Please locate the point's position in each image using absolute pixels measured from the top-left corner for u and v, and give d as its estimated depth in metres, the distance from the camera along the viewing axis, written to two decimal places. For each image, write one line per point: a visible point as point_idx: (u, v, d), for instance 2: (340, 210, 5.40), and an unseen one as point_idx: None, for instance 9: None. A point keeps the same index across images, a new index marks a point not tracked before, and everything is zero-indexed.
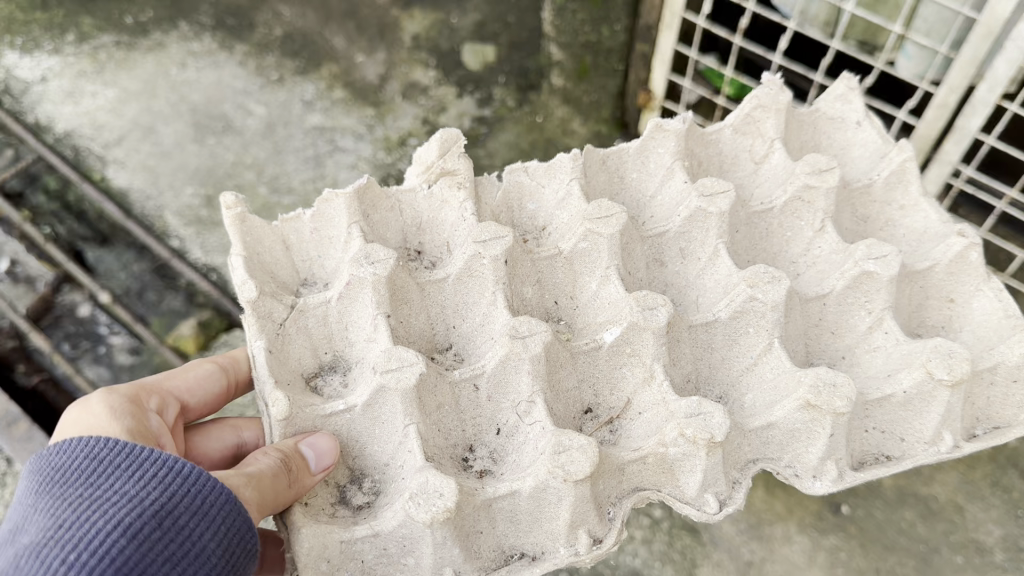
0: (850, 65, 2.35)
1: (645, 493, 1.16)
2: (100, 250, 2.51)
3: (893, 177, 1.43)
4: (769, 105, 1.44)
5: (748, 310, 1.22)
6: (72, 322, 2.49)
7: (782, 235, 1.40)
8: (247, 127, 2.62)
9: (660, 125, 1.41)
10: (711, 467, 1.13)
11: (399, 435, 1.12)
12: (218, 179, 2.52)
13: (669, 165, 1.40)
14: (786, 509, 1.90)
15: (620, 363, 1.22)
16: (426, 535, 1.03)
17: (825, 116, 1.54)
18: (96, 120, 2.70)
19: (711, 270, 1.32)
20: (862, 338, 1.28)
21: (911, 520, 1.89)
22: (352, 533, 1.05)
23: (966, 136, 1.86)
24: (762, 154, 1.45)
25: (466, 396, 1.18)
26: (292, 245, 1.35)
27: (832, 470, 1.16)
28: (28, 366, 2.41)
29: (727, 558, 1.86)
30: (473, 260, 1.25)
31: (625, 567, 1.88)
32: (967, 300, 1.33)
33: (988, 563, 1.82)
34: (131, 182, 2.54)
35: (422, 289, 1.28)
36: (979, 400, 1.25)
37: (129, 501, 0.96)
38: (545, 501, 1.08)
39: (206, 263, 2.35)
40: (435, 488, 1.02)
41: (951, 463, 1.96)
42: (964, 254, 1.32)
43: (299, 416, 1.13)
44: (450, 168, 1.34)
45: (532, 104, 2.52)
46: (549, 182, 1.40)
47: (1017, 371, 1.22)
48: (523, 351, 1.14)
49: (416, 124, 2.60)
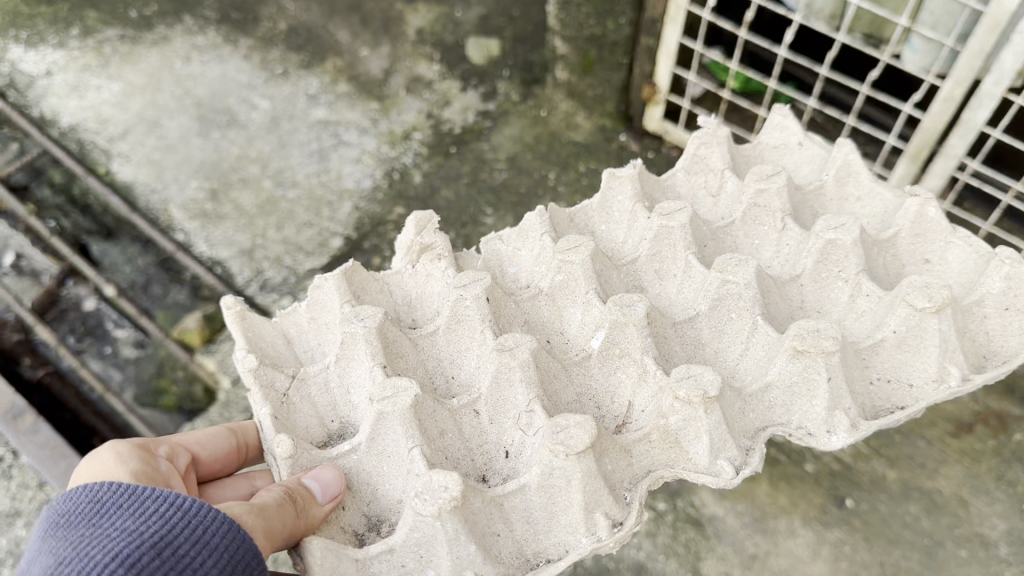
0: (856, 58, 2.35)
1: (659, 474, 1.15)
2: (105, 244, 2.52)
3: (841, 174, 1.42)
4: (711, 140, 1.46)
5: (725, 297, 1.23)
6: (76, 316, 2.50)
7: (751, 246, 1.38)
8: (252, 121, 2.62)
9: (614, 173, 1.43)
10: (719, 428, 1.10)
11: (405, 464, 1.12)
12: (223, 173, 2.50)
13: (632, 209, 1.40)
14: (790, 502, 1.91)
15: (615, 369, 1.22)
16: (438, 532, 1.02)
17: (769, 146, 1.53)
18: (100, 113, 2.69)
19: (688, 283, 1.30)
20: (846, 310, 1.26)
21: (915, 514, 1.89)
22: (367, 552, 1.06)
23: (971, 130, 1.83)
24: (718, 188, 1.46)
25: (468, 422, 1.19)
26: (293, 339, 1.37)
27: (843, 419, 1.13)
28: (33, 360, 2.41)
29: (731, 551, 1.85)
30: (457, 305, 1.24)
31: (629, 561, 1.86)
32: (942, 256, 1.30)
33: (992, 556, 1.82)
34: (136, 176, 2.52)
35: (416, 344, 1.28)
36: (978, 336, 1.23)
37: (129, 535, 0.94)
38: (554, 488, 1.08)
39: (211, 257, 2.33)
40: (440, 483, 1.02)
41: (956, 457, 1.96)
42: (923, 212, 1.31)
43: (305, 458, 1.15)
44: (427, 244, 1.35)
45: (536, 98, 2.55)
46: (523, 244, 1.41)
47: (1005, 298, 1.20)
48: (512, 360, 1.15)
49: (420, 118, 2.58)
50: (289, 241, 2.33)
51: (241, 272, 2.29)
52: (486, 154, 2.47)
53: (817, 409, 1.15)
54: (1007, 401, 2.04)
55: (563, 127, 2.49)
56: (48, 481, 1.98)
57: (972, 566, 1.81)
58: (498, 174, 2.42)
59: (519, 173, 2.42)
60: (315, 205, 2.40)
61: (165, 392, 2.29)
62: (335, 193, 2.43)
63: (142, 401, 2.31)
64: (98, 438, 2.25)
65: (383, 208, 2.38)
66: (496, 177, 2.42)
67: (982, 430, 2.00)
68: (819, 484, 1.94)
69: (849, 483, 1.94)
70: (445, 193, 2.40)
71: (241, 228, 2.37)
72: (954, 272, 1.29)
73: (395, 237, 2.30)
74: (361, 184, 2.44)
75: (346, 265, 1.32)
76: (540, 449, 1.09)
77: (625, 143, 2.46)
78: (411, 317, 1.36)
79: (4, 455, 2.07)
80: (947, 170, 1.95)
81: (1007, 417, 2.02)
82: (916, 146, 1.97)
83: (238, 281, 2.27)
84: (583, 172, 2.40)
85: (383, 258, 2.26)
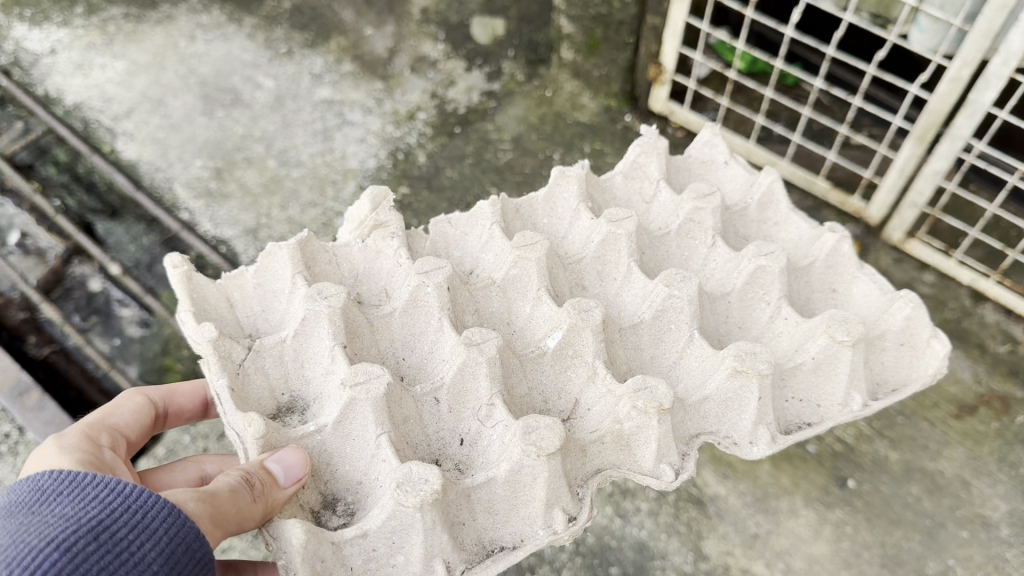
0: (862, 37, 2.35)
1: (607, 473, 1.19)
2: (110, 223, 2.52)
3: (764, 198, 1.49)
4: (651, 149, 1.49)
5: (668, 309, 1.26)
6: (82, 295, 2.51)
7: (681, 253, 1.42)
8: (256, 101, 2.62)
9: (563, 172, 1.45)
10: (665, 438, 1.15)
11: (371, 448, 1.12)
12: (228, 152, 2.50)
13: (576, 208, 1.42)
14: (792, 482, 1.92)
15: (566, 366, 1.24)
16: (416, 522, 1.02)
17: (696, 160, 1.57)
18: (106, 92, 2.68)
19: (628, 285, 1.33)
20: (766, 327, 1.32)
21: (917, 495, 1.89)
22: (341, 535, 1.05)
23: (978, 110, 1.81)
24: (652, 195, 1.48)
25: (428, 408, 1.20)
26: (234, 304, 1.31)
27: (766, 434, 1.20)
28: (39, 338, 2.42)
29: (733, 530, 1.86)
30: (417, 290, 1.25)
31: (631, 538, 1.86)
32: (848, 287, 1.38)
33: (993, 538, 1.83)
34: (140, 154, 2.51)
35: (372, 328, 1.27)
36: (874, 365, 1.32)
37: (66, 520, 0.90)
38: (520, 483, 1.09)
39: (215, 236, 2.32)
40: (419, 475, 1.03)
41: (958, 439, 1.97)
42: (838, 247, 1.39)
43: (273, 436, 1.12)
44: (381, 220, 1.36)
45: (541, 79, 2.57)
46: (472, 228, 1.41)
47: (902, 334, 1.30)
48: (480, 356, 1.16)
49: (424, 98, 2.58)
50: (294, 221, 2.33)
51: (246, 251, 2.28)
52: (491, 134, 2.47)
53: (742, 422, 1.21)
54: (1010, 383, 2.04)
55: (568, 107, 2.49)
56: None
57: (973, 548, 1.82)
58: (502, 154, 2.42)
59: (524, 153, 2.42)
60: (320, 184, 2.40)
61: (170, 370, 2.29)
62: (339, 172, 2.43)
63: (147, 379, 2.32)
64: None
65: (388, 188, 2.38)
66: (500, 157, 2.41)
67: (984, 412, 2.00)
68: (821, 465, 1.94)
69: (851, 464, 1.95)
70: (449, 172, 2.39)
71: (245, 207, 2.37)
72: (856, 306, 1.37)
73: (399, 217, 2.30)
74: (365, 164, 2.44)
75: (302, 234, 1.32)
76: (507, 444, 1.10)
77: (630, 124, 2.46)
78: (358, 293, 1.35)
79: (10, 432, 2.08)
80: (953, 152, 1.92)
81: (1010, 399, 2.02)
82: (923, 128, 1.95)
83: (243, 261, 2.26)
84: (588, 152, 2.40)
85: None
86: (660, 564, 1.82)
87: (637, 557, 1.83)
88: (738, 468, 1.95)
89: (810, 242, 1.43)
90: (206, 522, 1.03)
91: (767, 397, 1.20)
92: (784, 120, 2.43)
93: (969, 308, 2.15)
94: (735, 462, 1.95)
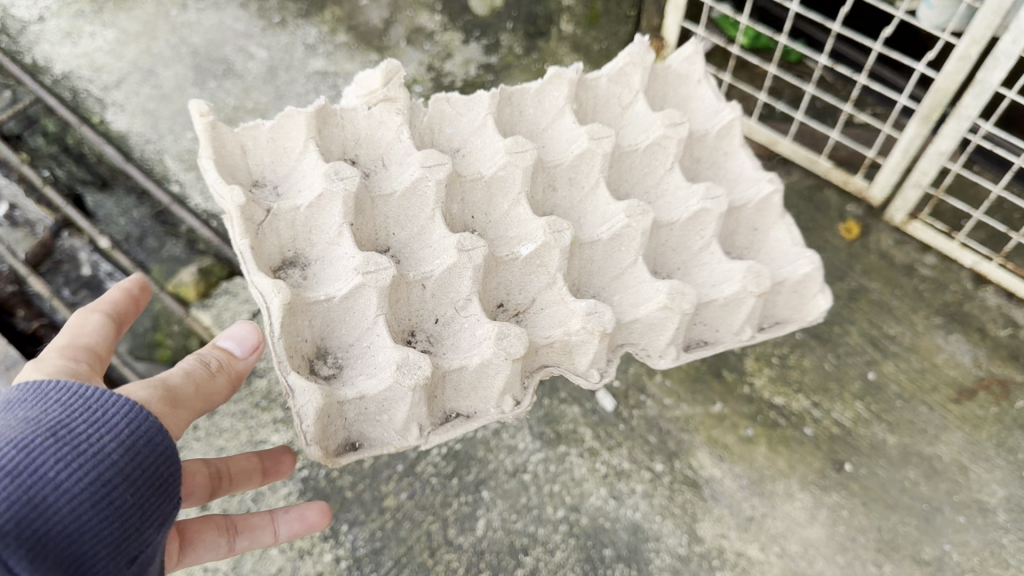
0: (868, 14, 2.30)
1: (548, 368, 1.39)
2: (100, 195, 2.48)
3: (723, 130, 1.65)
4: (638, 61, 1.61)
5: (623, 234, 1.42)
6: (71, 269, 2.47)
7: (640, 169, 1.58)
8: (249, 71, 2.56)
9: (558, 72, 1.55)
10: (601, 350, 1.35)
11: (370, 322, 1.26)
12: (220, 124, 2.45)
13: (562, 107, 1.55)
14: (788, 465, 1.90)
15: (532, 271, 1.39)
16: (405, 397, 1.19)
17: (675, 73, 1.71)
18: (95, 62, 2.61)
19: (591, 199, 1.50)
20: (695, 256, 1.52)
21: (914, 479, 1.88)
22: (343, 395, 1.19)
23: (986, 90, 1.77)
24: (629, 102, 1.62)
25: (416, 292, 1.32)
26: (252, 160, 1.39)
27: (673, 351, 1.43)
28: (28, 312, 2.37)
29: (728, 513, 1.85)
30: (418, 181, 1.36)
31: (625, 520, 1.84)
32: (768, 228, 1.61)
33: (990, 523, 1.82)
34: (131, 126, 2.46)
35: (373, 205, 1.38)
36: (772, 305, 1.54)
37: (25, 422, 0.94)
38: (485, 373, 1.27)
39: (205, 209, 2.30)
40: (412, 361, 1.20)
41: (956, 423, 1.94)
42: (770, 198, 1.58)
43: (328, 405, 1.17)
44: (392, 96, 1.42)
45: (540, 52, 2.49)
46: (468, 111, 1.51)
47: (798, 285, 1.51)
48: (469, 262, 1.30)
49: (420, 70, 2.53)
50: None
51: None
52: None
53: (659, 339, 1.42)
54: (1010, 367, 2.01)
55: None
56: None
57: (970, 533, 1.81)
58: None
59: None
60: None
61: (161, 345, 2.25)
62: None
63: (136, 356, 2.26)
64: None
65: None
66: None
67: (983, 397, 1.98)
68: (818, 448, 1.92)
69: (849, 448, 1.92)
70: None
71: None
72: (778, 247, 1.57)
73: None
74: None
75: (319, 102, 1.39)
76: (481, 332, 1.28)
77: None
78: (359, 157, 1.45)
79: None
80: (959, 133, 1.88)
81: (1009, 383, 1.99)
82: (928, 107, 1.90)
83: None
84: None
85: None
86: (655, 546, 1.81)
87: (631, 539, 1.82)
88: (734, 451, 1.93)
89: (751, 184, 1.62)
90: (158, 403, 1.10)
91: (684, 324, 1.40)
92: (786, 99, 2.39)
93: (970, 291, 2.12)
94: (731, 445, 1.93)
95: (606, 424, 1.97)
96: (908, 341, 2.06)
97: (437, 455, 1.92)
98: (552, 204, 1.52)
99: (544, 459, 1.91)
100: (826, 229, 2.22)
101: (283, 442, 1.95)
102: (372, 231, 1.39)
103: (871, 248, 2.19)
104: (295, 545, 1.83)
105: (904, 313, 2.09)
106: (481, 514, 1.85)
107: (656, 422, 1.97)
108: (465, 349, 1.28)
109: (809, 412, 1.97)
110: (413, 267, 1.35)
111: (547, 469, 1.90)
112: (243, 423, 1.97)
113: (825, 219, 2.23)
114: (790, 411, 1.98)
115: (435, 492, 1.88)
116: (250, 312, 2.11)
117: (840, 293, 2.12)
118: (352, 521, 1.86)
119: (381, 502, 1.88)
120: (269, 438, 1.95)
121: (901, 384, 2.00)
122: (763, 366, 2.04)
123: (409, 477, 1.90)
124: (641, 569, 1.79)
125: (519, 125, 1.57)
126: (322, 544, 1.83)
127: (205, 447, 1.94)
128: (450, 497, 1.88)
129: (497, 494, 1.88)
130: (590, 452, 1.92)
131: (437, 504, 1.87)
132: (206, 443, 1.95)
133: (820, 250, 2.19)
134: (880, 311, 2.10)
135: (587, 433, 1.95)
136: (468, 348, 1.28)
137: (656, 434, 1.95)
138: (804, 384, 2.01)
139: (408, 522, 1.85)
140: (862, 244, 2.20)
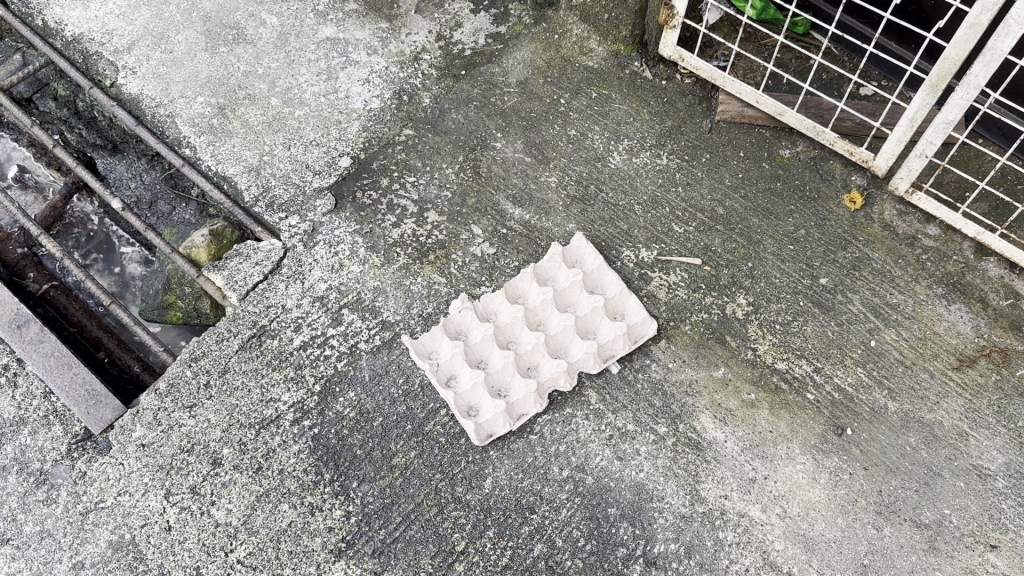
0: None
1: (502, 409, 1.91)
2: (111, 159, 2.64)
3: (582, 286, 2.09)
4: (512, 298, 2.08)
5: (522, 401, 1.93)
6: (82, 232, 2.59)
7: (509, 340, 2.03)
8: (260, 38, 2.56)
9: (469, 304, 2.05)
10: (528, 409, 1.93)
11: (480, 404, 1.94)
12: (230, 89, 2.46)
13: (475, 308, 2.06)
14: (790, 429, 1.93)
15: (496, 394, 1.95)
16: (497, 434, 1.90)
17: (546, 267, 2.12)
18: (106, 25, 2.60)
19: (489, 380, 1.96)
20: (555, 380, 1.95)
21: (914, 445, 1.90)
22: (487, 430, 1.90)
23: (996, 58, 1.76)
24: (508, 299, 2.08)
25: (466, 412, 1.93)
26: (423, 341, 2.02)
27: (565, 413, 1.95)
28: (37, 275, 2.38)
29: (730, 475, 1.87)
30: (471, 361, 1.99)
31: (628, 480, 1.87)
32: (615, 291, 2.08)
33: (989, 489, 1.85)
34: (142, 89, 2.46)
35: (458, 374, 1.98)
36: (606, 350, 1.99)
37: None
38: (515, 421, 1.92)
39: (217, 171, 2.32)
40: (497, 423, 1.91)
41: (956, 390, 1.96)
42: (616, 314, 2.06)
43: (478, 424, 1.90)
44: (487, 311, 2.07)
45: (548, 22, 2.57)
46: (474, 323, 2.04)
47: (627, 347, 2.00)
48: (512, 392, 1.95)
49: (429, 39, 2.55)
50: (296, 159, 2.33)
51: (247, 188, 2.29)
52: (497, 77, 2.48)
53: (541, 398, 1.93)
54: (1011, 336, 2.03)
55: (575, 51, 2.52)
56: (53, 390, 1.99)
57: (968, 498, 1.84)
58: (507, 98, 2.44)
59: (530, 98, 2.44)
60: (323, 124, 2.39)
61: (171, 307, 2.33)
62: (343, 112, 2.41)
63: (150, 316, 2.36)
64: (103, 351, 2.27)
65: (391, 129, 2.38)
66: (506, 101, 2.44)
67: (984, 364, 1.99)
68: (820, 413, 1.95)
69: (850, 413, 1.95)
70: (454, 115, 2.41)
71: (248, 144, 2.36)
72: (609, 314, 2.05)
73: (402, 159, 2.33)
74: (368, 105, 2.42)
75: (464, 304, 2.05)
76: (507, 412, 1.91)
77: (638, 70, 2.48)
78: (444, 328, 2.02)
79: (8, 364, 2.03)
80: (965, 102, 1.87)
81: (1010, 352, 2.01)
82: (937, 76, 1.89)
83: (245, 199, 2.27)
84: (594, 98, 2.44)
85: (389, 180, 2.29)
86: (659, 506, 1.84)
87: (635, 499, 1.85)
88: (737, 414, 1.95)
89: (600, 290, 2.09)
90: None
91: (567, 411, 1.95)
92: (792, 70, 2.42)
93: (972, 261, 2.13)
94: (734, 409, 1.95)
95: (611, 387, 1.98)
96: (910, 310, 2.07)
97: (444, 416, 1.95)
98: (457, 383, 1.97)
99: (550, 420, 1.94)
100: (831, 199, 2.24)
101: (293, 401, 1.97)
102: (438, 342, 2.01)
103: (875, 217, 2.20)
104: (305, 500, 1.86)
105: (906, 282, 2.11)
106: (488, 474, 1.88)
107: (661, 385, 1.98)
108: (509, 415, 1.91)
109: (811, 377, 1.99)
110: (469, 391, 1.94)
111: (553, 430, 1.93)
112: (254, 381, 1.99)
113: (830, 189, 2.25)
114: (793, 375, 1.99)
115: (442, 451, 1.91)
116: (261, 273, 2.13)
117: (844, 261, 2.14)
118: (361, 478, 1.88)
119: (389, 460, 1.90)
120: (279, 397, 1.97)
121: (902, 351, 2.02)
122: (766, 333, 2.05)
123: (417, 437, 1.92)
124: (645, 529, 1.81)
125: (444, 335, 2.02)
126: (333, 501, 1.86)
127: (216, 405, 1.97)
128: (457, 456, 1.90)
129: (504, 453, 1.90)
130: (595, 414, 1.94)
131: (445, 462, 1.89)
132: (217, 401, 1.98)
133: (824, 220, 2.21)
134: (883, 280, 2.12)
135: (592, 395, 1.97)
136: (481, 347, 2.01)
137: (660, 397, 1.97)
138: (807, 350, 2.03)
139: (415, 481, 1.87)
140: (866, 214, 2.21)
